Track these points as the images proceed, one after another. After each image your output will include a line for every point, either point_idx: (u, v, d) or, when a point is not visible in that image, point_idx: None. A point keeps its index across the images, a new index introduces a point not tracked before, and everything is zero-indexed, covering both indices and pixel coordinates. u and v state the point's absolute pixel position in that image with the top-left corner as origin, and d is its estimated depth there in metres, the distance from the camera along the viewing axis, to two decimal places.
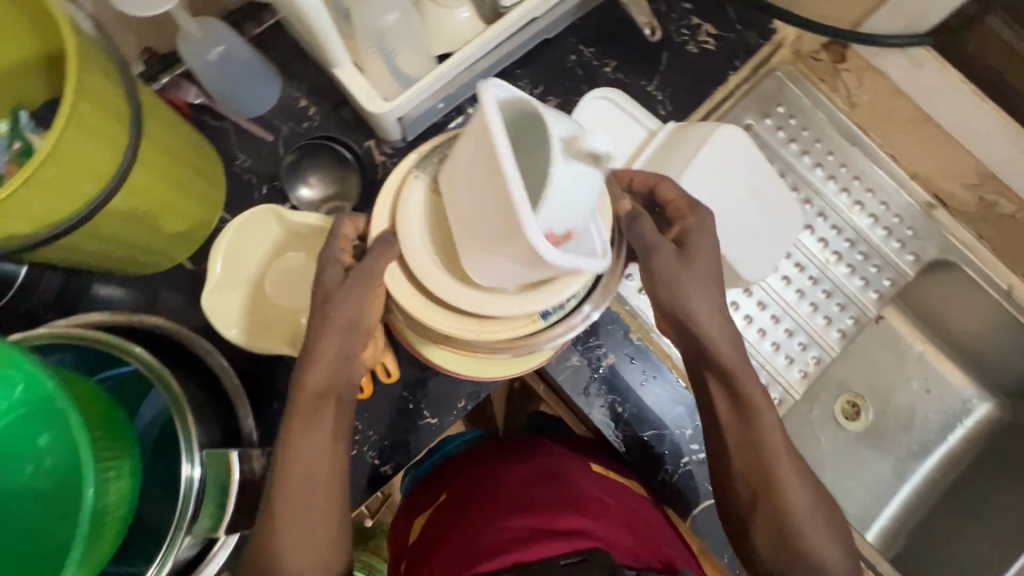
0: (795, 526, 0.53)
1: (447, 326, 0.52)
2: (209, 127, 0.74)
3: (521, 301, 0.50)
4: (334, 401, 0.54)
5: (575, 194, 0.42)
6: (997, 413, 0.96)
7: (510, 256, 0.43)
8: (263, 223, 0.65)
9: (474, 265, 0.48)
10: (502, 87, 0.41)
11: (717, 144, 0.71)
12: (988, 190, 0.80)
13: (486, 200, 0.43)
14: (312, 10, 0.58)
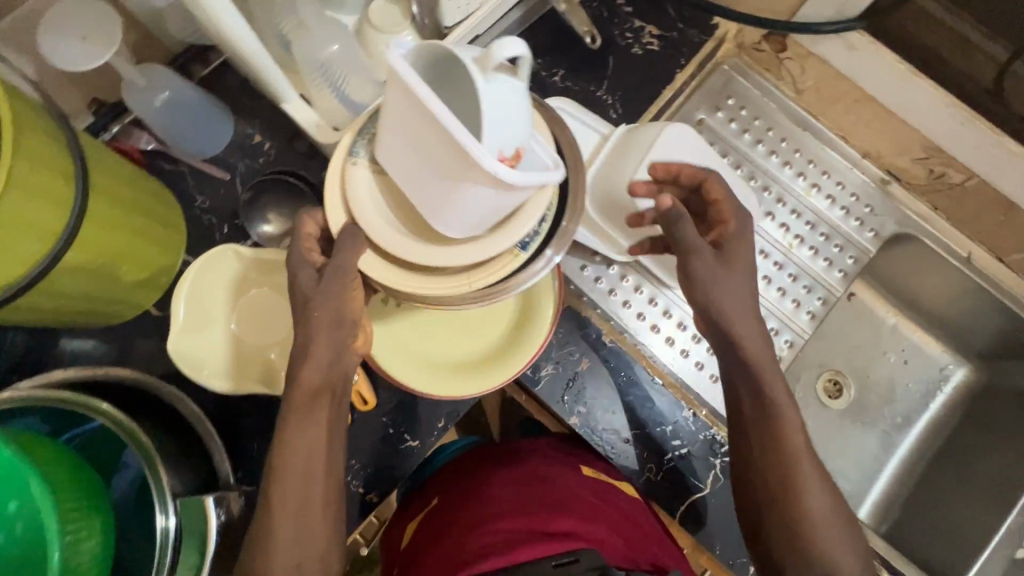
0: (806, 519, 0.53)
1: (433, 290, 0.51)
2: (165, 172, 0.74)
3: (499, 238, 0.49)
4: (329, 399, 0.53)
5: (506, 111, 0.43)
6: (975, 376, 0.97)
7: (475, 195, 0.43)
8: (222, 264, 0.65)
9: (445, 219, 0.47)
10: (401, 45, 0.43)
11: (667, 143, 0.71)
12: (937, 163, 0.82)
13: (430, 147, 0.43)
14: (252, 51, 0.58)
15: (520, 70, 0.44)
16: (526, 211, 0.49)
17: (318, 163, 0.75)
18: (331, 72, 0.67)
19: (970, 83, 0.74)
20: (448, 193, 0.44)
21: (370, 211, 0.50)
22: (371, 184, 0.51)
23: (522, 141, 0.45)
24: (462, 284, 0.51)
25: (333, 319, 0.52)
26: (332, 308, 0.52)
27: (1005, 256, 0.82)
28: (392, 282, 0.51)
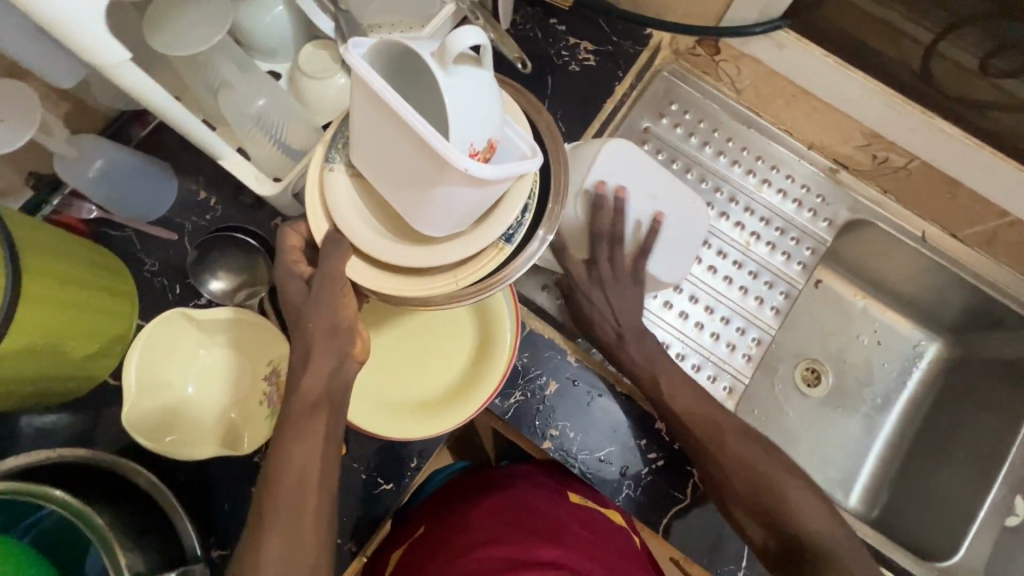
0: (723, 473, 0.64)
1: (424, 290, 0.50)
2: (111, 239, 0.73)
3: (482, 232, 0.48)
4: (328, 410, 0.51)
5: (473, 103, 0.43)
6: (947, 350, 0.97)
7: (454, 195, 0.43)
8: (172, 327, 0.63)
9: (426, 219, 0.46)
10: (360, 45, 0.43)
11: (612, 159, 0.70)
12: (879, 148, 0.81)
13: (399, 149, 0.43)
14: (189, 126, 0.57)
15: (483, 60, 0.44)
16: (507, 202, 0.48)
17: (265, 213, 0.74)
18: (269, 123, 0.66)
19: (900, 69, 0.74)
20: (426, 195, 0.44)
21: (352, 216, 0.50)
22: (352, 188, 0.51)
23: (493, 132, 0.45)
24: (449, 282, 0.49)
25: (330, 325, 0.51)
26: (324, 318, 0.51)
27: (958, 232, 0.83)
28: (382, 287, 0.50)
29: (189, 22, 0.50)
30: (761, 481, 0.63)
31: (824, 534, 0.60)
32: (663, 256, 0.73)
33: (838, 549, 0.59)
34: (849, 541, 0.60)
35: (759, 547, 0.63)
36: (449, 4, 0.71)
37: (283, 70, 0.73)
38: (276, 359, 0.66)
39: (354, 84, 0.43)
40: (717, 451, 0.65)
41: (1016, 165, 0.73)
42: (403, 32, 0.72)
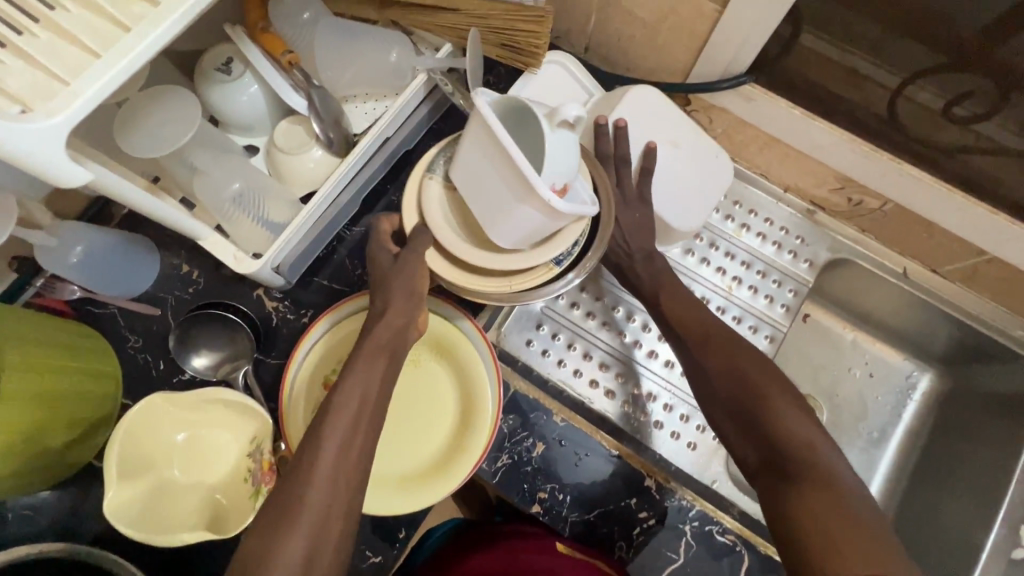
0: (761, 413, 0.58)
1: (486, 288, 0.59)
2: (94, 316, 0.74)
3: (538, 253, 0.57)
4: (388, 358, 0.57)
5: (564, 153, 0.52)
6: (941, 382, 0.95)
7: (528, 215, 0.52)
8: (152, 414, 0.64)
9: (501, 229, 0.55)
10: (490, 92, 0.54)
11: (637, 103, 0.75)
12: (853, 192, 0.81)
13: (495, 173, 0.52)
14: (168, 215, 0.58)
15: (577, 127, 0.54)
16: (564, 235, 0.57)
17: (246, 284, 0.75)
18: (249, 200, 0.68)
19: (866, 114, 0.74)
20: (508, 212, 0.53)
21: (439, 216, 0.59)
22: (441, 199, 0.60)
23: (571, 177, 0.54)
24: (506, 286, 0.59)
25: (408, 291, 0.58)
26: (404, 282, 0.58)
27: (938, 266, 0.84)
28: (457, 280, 0.59)
29: (155, 121, 0.54)
30: (748, 385, 0.60)
31: (813, 443, 0.55)
32: (676, 195, 0.77)
33: (828, 460, 0.54)
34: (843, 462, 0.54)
35: (744, 461, 0.59)
36: (420, 74, 0.72)
37: (260, 143, 0.74)
38: (259, 436, 0.66)
39: (473, 118, 0.52)
40: (709, 360, 0.64)
41: (990, 208, 0.72)
42: (377, 101, 0.75)
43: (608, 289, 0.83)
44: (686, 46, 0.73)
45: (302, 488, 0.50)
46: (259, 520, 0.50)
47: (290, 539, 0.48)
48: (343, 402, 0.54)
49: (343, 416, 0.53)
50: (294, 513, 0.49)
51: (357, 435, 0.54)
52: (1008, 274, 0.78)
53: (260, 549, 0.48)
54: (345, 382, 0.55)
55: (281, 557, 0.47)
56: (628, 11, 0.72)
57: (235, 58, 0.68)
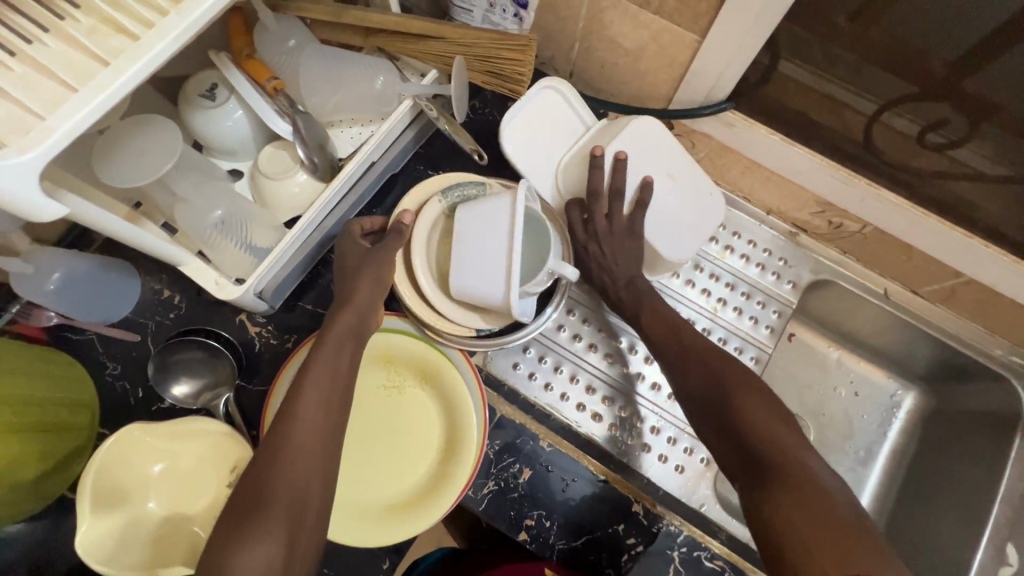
0: (738, 414, 0.59)
1: (422, 313, 0.68)
2: (72, 343, 0.72)
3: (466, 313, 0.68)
4: (357, 340, 0.62)
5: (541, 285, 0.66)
6: (924, 401, 0.95)
7: (486, 291, 0.62)
8: (130, 443, 0.62)
9: (460, 278, 0.63)
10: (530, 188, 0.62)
11: (634, 135, 0.75)
12: (833, 215, 0.82)
13: (490, 246, 0.61)
14: (151, 244, 0.57)
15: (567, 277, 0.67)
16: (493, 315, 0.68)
17: (229, 309, 0.74)
18: (232, 226, 0.67)
19: (844, 140, 0.75)
20: (482, 280, 0.62)
21: (422, 229, 0.68)
22: (435, 218, 0.69)
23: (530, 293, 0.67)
24: (433, 317, 0.68)
25: (375, 277, 0.64)
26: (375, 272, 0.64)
27: (919, 288, 0.85)
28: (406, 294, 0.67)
29: (134, 150, 0.54)
30: (728, 392, 0.62)
31: (795, 452, 0.55)
32: (658, 222, 0.77)
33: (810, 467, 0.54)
34: (824, 468, 0.54)
35: (729, 467, 0.60)
36: (407, 100, 0.72)
37: (245, 167, 0.74)
38: (242, 466, 0.64)
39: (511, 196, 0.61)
40: (688, 368, 0.66)
41: (964, 231, 0.73)
42: (364, 126, 0.75)
43: (618, 327, 0.83)
44: (667, 74, 0.74)
45: (274, 464, 0.52)
46: (232, 500, 0.51)
47: (270, 510, 0.50)
48: (309, 387, 0.57)
49: (310, 399, 0.56)
50: (269, 489, 0.51)
51: (327, 415, 0.56)
52: (983, 295, 0.79)
53: (237, 523, 0.49)
54: (310, 369, 0.58)
55: (259, 527, 0.48)
56: (609, 40, 0.74)
57: (220, 84, 0.68)
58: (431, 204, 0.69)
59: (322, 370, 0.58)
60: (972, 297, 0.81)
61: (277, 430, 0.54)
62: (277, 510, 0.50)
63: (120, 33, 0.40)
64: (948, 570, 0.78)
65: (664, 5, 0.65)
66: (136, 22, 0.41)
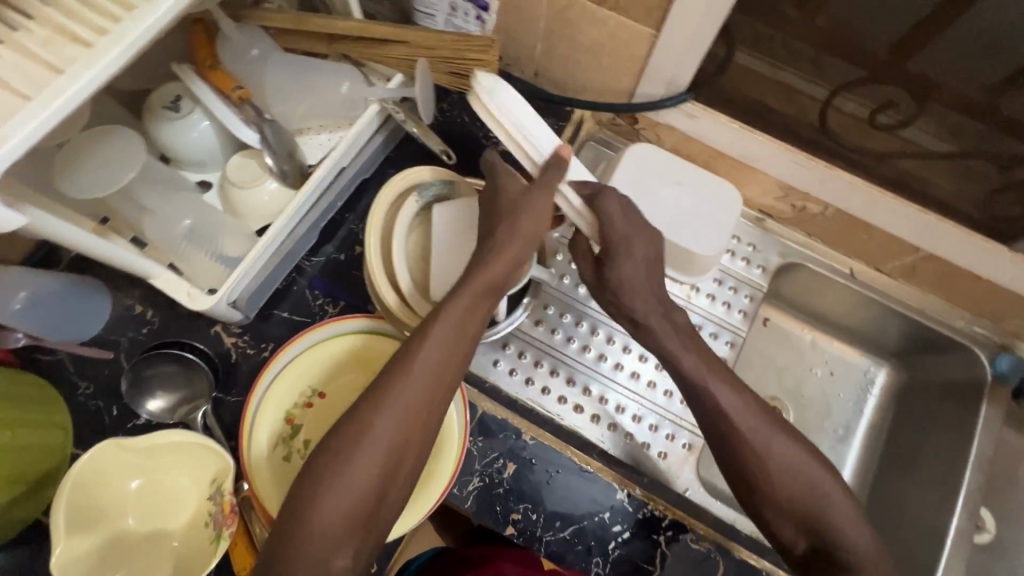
0: (821, 510, 0.59)
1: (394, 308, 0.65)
2: (41, 364, 0.71)
3: None
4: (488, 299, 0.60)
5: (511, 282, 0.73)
6: (897, 375, 0.97)
7: None
8: (105, 462, 0.61)
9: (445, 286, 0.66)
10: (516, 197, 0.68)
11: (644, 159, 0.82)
12: (796, 199, 0.84)
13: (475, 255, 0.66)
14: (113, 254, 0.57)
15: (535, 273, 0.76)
16: None
17: (203, 320, 0.74)
18: (202, 236, 0.68)
19: (802, 126, 0.78)
20: None
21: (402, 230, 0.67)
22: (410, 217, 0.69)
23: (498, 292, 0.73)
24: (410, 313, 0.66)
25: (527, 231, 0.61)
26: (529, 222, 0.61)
27: (882, 266, 0.88)
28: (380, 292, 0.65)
29: (96, 160, 0.54)
30: (813, 485, 0.60)
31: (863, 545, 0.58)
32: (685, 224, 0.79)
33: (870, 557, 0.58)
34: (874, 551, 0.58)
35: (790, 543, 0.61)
36: (374, 103, 0.73)
37: (213, 178, 0.73)
38: (220, 477, 0.63)
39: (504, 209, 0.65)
40: (768, 448, 0.60)
41: (919, 208, 0.76)
42: (332, 132, 0.74)
43: (598, 321, 0.84)
44: (627, 68, 0.76)
45: (370, 419, 0.53)
46: (326, 438, 0.54)
47: (358, 462, 0.52)
48: (424, 349, 0.56)
49: (420, 364, 0.56)
50: (366, 437, 0.53)
51: (435, 377, 0.56)
52: (943, 269, 0.82)
53: (327, 466, 0.52)
54: (434, 326, 0.57)
55: (346, 476, 0.52)
56: (569, 38, 0.76)
57: (184, 96, 0.68)
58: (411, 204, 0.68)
59: (441, 337, 0.57)
60: (932, 272, 0.83)
61: (381, 384, 0.55)
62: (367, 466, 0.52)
63: (73, 41, 0.40)
64: (928, 539, 0.80)
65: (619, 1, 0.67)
66: (90, 31, 0.41)
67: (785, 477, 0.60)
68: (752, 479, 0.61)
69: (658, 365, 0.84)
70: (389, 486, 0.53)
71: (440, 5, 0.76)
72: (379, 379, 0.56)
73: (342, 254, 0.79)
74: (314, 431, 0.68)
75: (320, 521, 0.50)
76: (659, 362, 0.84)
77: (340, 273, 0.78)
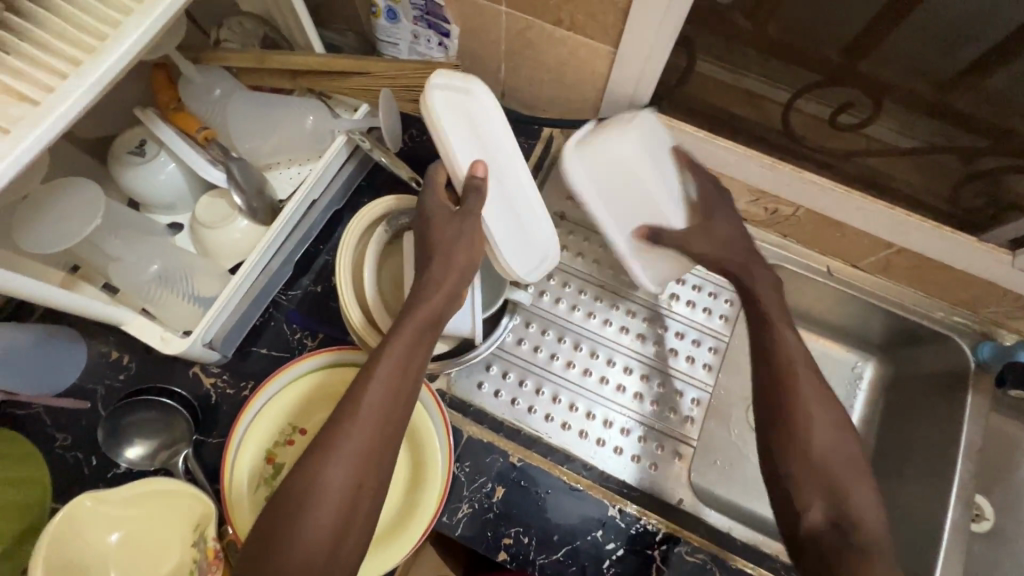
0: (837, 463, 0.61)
1: (370, 336, 0.66)
2: (17, 418, 0.70)
3: None
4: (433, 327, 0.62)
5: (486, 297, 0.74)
6: (883, 368, 0.97)
7: None
8: (82, 517, 0.60)
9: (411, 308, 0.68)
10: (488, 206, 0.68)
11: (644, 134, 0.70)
12: (767, 202, 0.84)
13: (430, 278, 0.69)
14: (80, 305, 0.56)
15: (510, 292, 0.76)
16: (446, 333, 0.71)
17: (181, 362, 0.73)
18: (171, 278, 0.68)
19: (767, 130, 0.78)
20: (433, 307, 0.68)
21: (371, 258, 0.67)
22: (382, 245, 0.69)
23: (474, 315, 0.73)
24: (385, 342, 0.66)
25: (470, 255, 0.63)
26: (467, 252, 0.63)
27: (858, 262, 0.88)
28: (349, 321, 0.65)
29: (56, 214, 0.54)
30: (836, 443, 0.62)
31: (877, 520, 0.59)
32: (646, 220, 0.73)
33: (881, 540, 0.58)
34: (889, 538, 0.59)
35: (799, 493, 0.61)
36: (340, 135, 0.73)
37: (183, 220, 0.73)
38: (203, 523, 0.62)
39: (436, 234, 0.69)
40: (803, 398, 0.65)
41: (887, 204, 0.76)
42: (301, 165, 0.75)
43: (579, 335, 0.85)
44: (591, 84, 0.77)
45: (321, 465, 0.52)
46: (281, 493, 0.52)
47: (316, 509, 0.51)
48: (367, 390, 0.56)
49: (366, 402, 0.55)
50: (318, 485, 0.51)
51: (381, 412, 0.56)
52: (916, 262, 0.82)
53: (286, 518, 0.50)
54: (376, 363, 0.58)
55: (295, 533, 0.50)
56: (531, 58, 0.77)
57: (149, 140, 0.68)
58: (381, 233, 0.68)
59: (386, 371, 0.57)
60: (906, 265, 0.84)
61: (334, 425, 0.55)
62: (320, 514, 0.51)
63: (20, 101, 0.41)
64: (925, 531, 0.80)
65: (575, 21, 0.68)
66: (38, 90, 0.41)
67: (822, 425, 0.63)
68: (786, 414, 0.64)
69: (641, 375, 0.84)
70: (351, 530, 0.52)
71: (402, 33, 0.77)
72: (329, 424, 0.55)
73: (318, 286, 0.79)
74: None
75: None
76: (642, 372, 0.84)
77: (317, 305, 0.78)
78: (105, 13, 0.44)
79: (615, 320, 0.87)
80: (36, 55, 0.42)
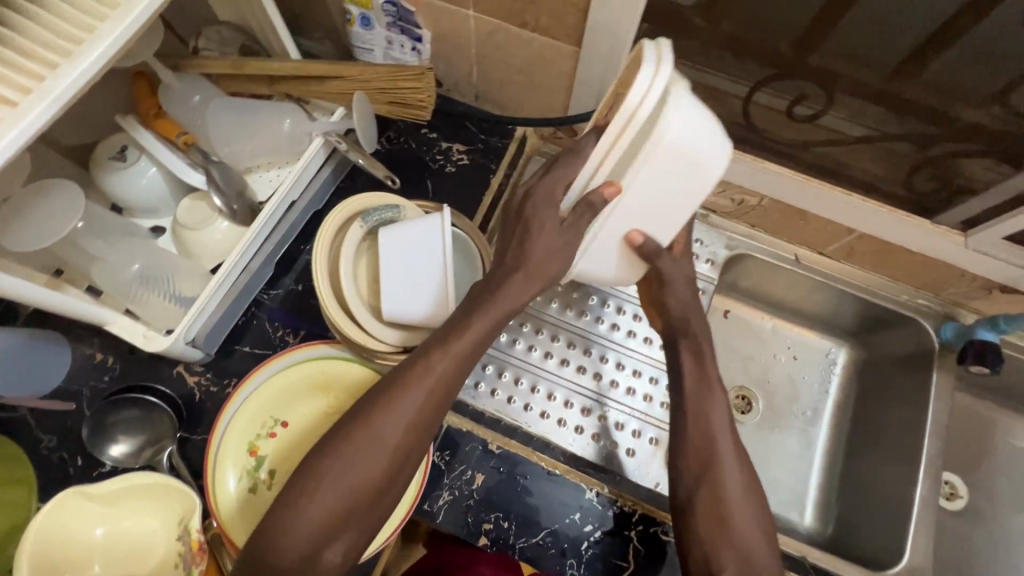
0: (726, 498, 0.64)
1: (347, 327, 0.68)
2: (2, 421, 0.71)
3: (394, 329, 0.70)
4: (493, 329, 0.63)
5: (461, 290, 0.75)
6: (855, 353, 1.00)
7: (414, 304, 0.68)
8: (68, 512, 0.61)
9: (396, 298, 0.67)
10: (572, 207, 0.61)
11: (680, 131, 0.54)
12: (733, 193, 0.87)
13: (417, 270, 0.68)
14: (64, 304, 0.58)
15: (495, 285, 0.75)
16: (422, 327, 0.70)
17: (165, 361, 0.75)
18: (154, 279, 0.70)
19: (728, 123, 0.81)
20: (412, 299, 0.68)
21: (347, 254, 0.69)
22: (357, 243, 0.71)
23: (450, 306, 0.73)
24: (361, 334, 0.68)
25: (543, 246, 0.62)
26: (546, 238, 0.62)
27: (825, 249, 0.91)
28: (328, 312, 0.68)
29: (38, 216, 0.56)
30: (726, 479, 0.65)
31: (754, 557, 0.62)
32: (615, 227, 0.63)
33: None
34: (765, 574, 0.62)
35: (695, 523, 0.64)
36: (317, 138, 0.76)
37: (165, 223, 0.75)
38: (187, 516, 0.63)
39: (436, 229, 0.68)
40: (704, 438, 0.67)
41: (844, 190, 0.79)
42: (280, 168, 0.77)
43: (557, 327, 0.87)
44: (559, 84, 0.80)
45: (373, 428, 0.57)
46: (329, 443, 0.58)
47: (359, 468, 0.56)
48: (429, 366, 0.59)
49: (428, 378, 0.59)
50: (367, 441, 0.57)
51: (436, 393, 0.59)
52: (878, 247, 0.85)
53: (320, 479, 0.56)
54: (447, 342, 0.60)
55: (335, 484, 0.56)
56: (501, 60, 0.80)
57: (129, 145, 0.70)
58: (356, 229, 0.70)
59: (454, 354, 0.60)
60: (869, 250, 0.87)
61: (377, 407, 0.58)
62: (363, 469, 0.56)
63: (1, 103, 0.43)
64: (896, 507, 0.83)
65: (539, 23, 0.71)
66: (17, 92, 0.43)
67: (716, 465, 0.66)
68: (686, 452, 0.67)
69: (618, 363, 0.86)
70: (385, 492, 0.58)
71: (376, 39, 0.80)
72: (387, 387, 0.59)
73: (300, 284, 0.81)
74: (279, 460, 0.69)
75: (305, 525, 0.54)
76: (619, 361, 0.86)
77: (299, 303, 0.80)
78: (83, 19, 0.47)
79: (592, 311, 0.89)
80: (16, 59, 0.44)
